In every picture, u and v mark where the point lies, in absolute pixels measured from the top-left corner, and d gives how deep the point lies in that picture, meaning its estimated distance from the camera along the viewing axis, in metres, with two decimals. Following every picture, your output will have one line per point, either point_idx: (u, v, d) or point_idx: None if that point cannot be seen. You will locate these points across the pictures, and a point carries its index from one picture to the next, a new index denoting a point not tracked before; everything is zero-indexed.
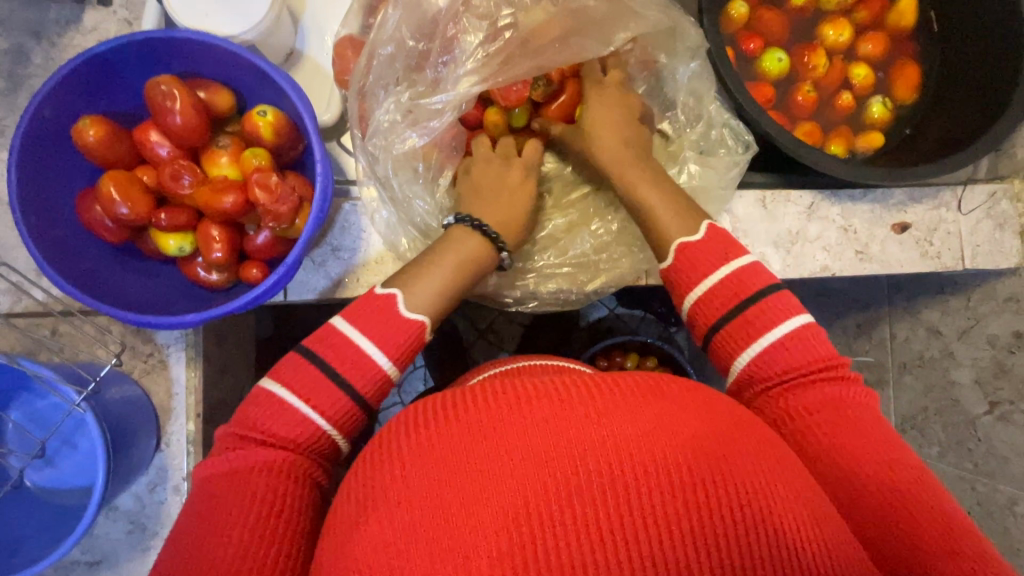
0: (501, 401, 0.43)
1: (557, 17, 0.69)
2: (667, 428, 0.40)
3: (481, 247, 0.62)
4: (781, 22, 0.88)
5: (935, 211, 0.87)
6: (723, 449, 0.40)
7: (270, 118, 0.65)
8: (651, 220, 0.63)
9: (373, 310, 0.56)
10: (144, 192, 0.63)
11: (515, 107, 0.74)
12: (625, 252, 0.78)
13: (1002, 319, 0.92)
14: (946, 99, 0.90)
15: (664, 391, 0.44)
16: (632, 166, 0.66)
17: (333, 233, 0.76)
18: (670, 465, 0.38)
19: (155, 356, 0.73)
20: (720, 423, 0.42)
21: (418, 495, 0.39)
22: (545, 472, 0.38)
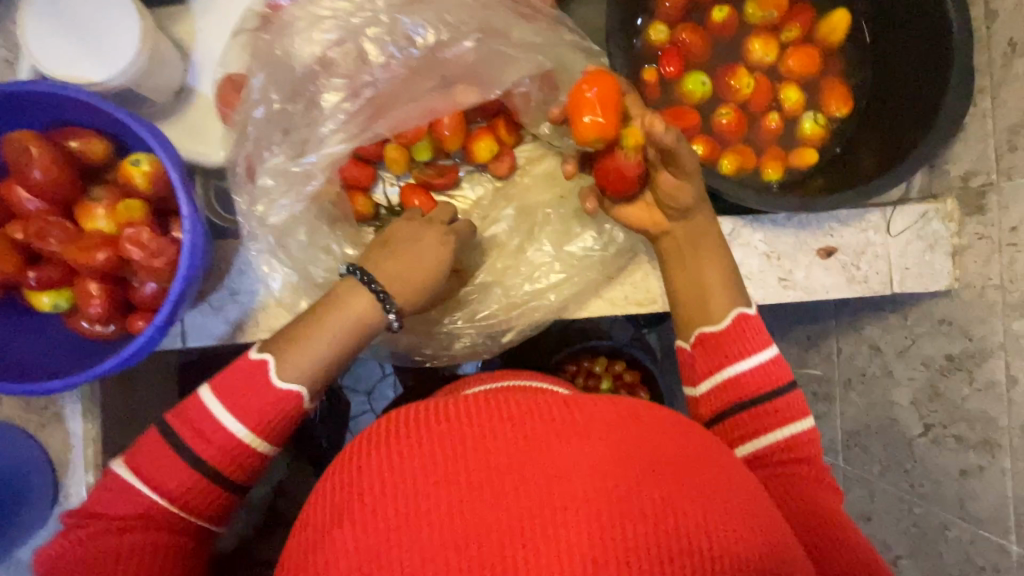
0: (485, 414, 0.42)
1: (421, 70, 0.71)
2: (612, 450, 0.40)
3: (369, 305, 0.58)
4: (702, 43, 0.86)
5: (863, 234, 0.84)
6: (666, 472, 0.40)
7: (144, 168, 0.62)
8: (698, 298, 0.65)
9: (244, 381, 0.54)
10: (9, 250, 0.61)
11: (416, 140, 0.73)
12: (536, 305, 0.76)
13: (936, 341, 0.89)
14: (878, 115, 0.86)
15: (633, 417, 0.44)
16: (704, 234, 0.67)
17: (230, 276, 0.72)
18: (618, 489, 0.38)
19: (50, 408, 0.72)
20: (662, 445, 0.43)
21: (363, 532, 0.38)
22: (535, 486, 0.38)
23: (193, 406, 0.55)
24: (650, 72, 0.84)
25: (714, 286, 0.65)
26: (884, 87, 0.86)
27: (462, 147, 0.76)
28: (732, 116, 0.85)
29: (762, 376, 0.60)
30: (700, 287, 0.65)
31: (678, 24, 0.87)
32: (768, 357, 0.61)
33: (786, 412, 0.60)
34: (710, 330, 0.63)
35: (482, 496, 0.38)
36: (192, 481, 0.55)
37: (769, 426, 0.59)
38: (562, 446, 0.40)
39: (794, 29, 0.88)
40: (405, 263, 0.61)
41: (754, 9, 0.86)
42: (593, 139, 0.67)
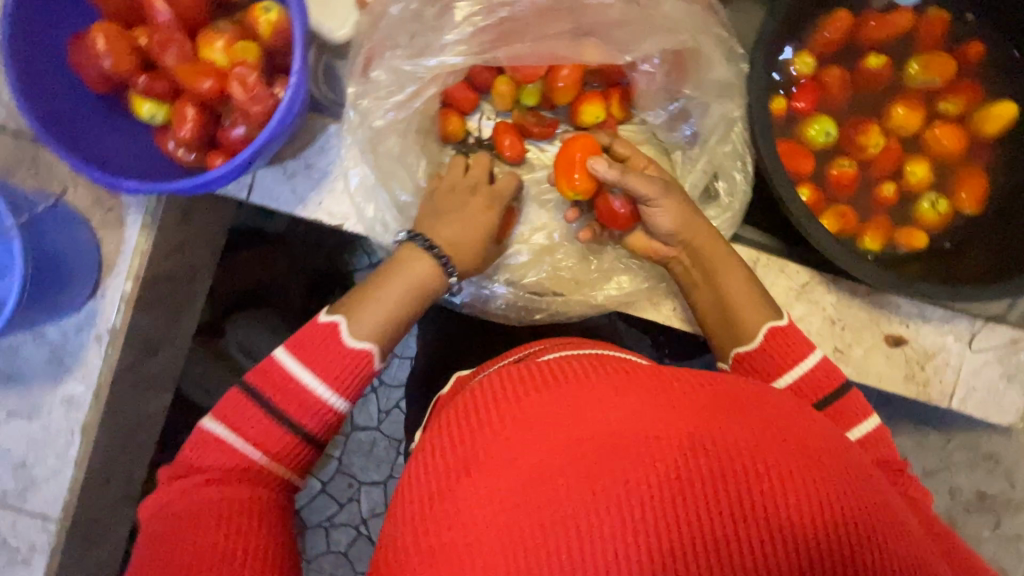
0: (561, 375, 0.42)
1: (565, 9, 0.68)
2: (751, 430, 0.38)
3: (428, 270, 0.61)
4: (842, 87, 0.80)
5: (941, 338, 0.78)
6: (807, 453, 0.37)
7: (272, 17, 0.64)
8: (721, 330, 0.64)
9: (316, 342, 0.56)
10: (131, 49, 0.64)
11: (527, 83, 0.71)
12: (583, 293, 0.75)
13: (972, 474, 0.83)
14: (1006, 220, 0.79)
15: (755, 401, 0.41)
16: (709, 259, 0.65)
17: (311, 150, 0.73)
18: (769, 473, 0.36)
19: (114, 211, 0.76)
20: (794, 424, 0.40)
21: (492, 468, 0.38)
22: (634, 446, 0.37)
23: (270, 369, 0.55)
24: (779, 101, 0.80)
25: (740, 307, 0.63)
26: (1021, 195, 0.80)
27: (570, 104, 0.75)
28: (848, 170, 0.80)
29: (812, 381, 0.58)
30: (727, 311, 0.63)
31: (827, 60, 0.81)
32: (812, 363, 0.58)
33: (844, 414, 0.57)
34: (743, 349, 0.61)
35: (620, 449, 0.37)
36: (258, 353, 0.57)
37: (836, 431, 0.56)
38: (701, 416, 0.38)
39: (954, 103, 0.80)
40: (452, 221, 0.64)
41: (915, 68, 0.80)
42: (572, 194, 0.70)
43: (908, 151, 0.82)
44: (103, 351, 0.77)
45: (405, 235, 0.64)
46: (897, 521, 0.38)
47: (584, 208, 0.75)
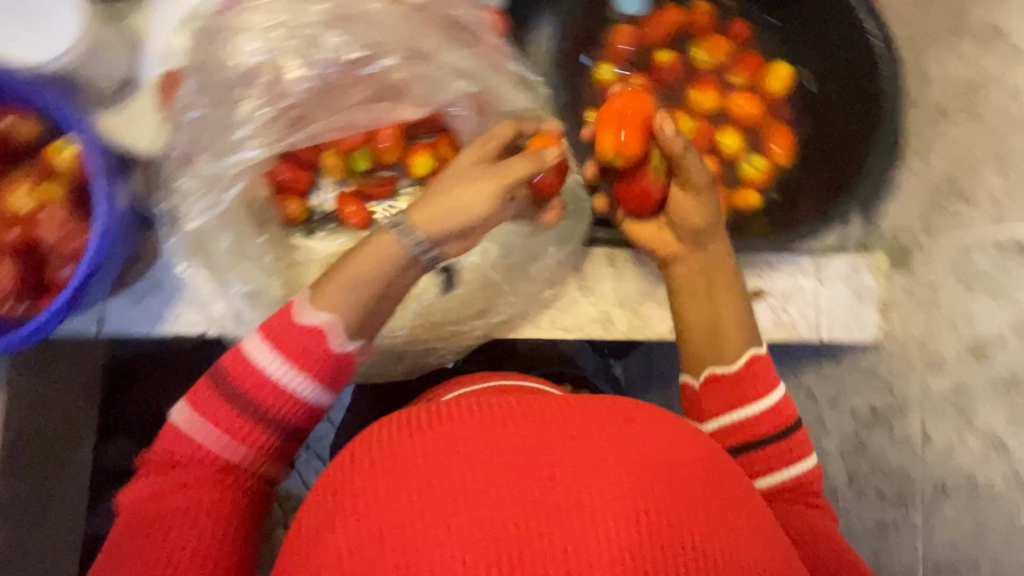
0: (402, 444, 0.42)
1: (354, 81, 0.70)
2: (606, 459, 0.39)
3: None
4: (643, 85, 0.88)
5: (793, 279, 0.85)
6: (657, 470, 0.40)
7: (70, 153, 0.63)
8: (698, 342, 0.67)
9: (281, 326, 0.55)
10: None
11: (351, 150, 0.74)
12: (455, 327, 0.78)
13: (864, 393, 0.89)
14: (815, 160, 0.88)
15: (578, 423, 0.42)
16: (699, 255, 0.70)
17: (152, 268, 0.71)
18: (591, 503, 0.37)
19: None
20: (654, 443, 0.42)
21: (355, 567, 0.37)
22: (461, 516, 0.37)
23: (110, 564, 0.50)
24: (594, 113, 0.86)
25: (726, 314, 0.68)
26: (823, 136, 0.89)
27: (401, 159, 0.77)
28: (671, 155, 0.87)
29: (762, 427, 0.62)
30: (715, 324, 0.67)
31: (625, 68, 0.90)
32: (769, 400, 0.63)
33: (789, 454, 0.62)
34: (724, 370, 0.65)
35: (487, 507, 0.37)
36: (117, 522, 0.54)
37: (775, 467, 0.62)
38: (566, 454, 0.39)
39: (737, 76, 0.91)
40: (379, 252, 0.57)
41: (697, 54, 0.90)
42: (613, 155, 0.67)
43: (719, 122, 0.91)
44: None
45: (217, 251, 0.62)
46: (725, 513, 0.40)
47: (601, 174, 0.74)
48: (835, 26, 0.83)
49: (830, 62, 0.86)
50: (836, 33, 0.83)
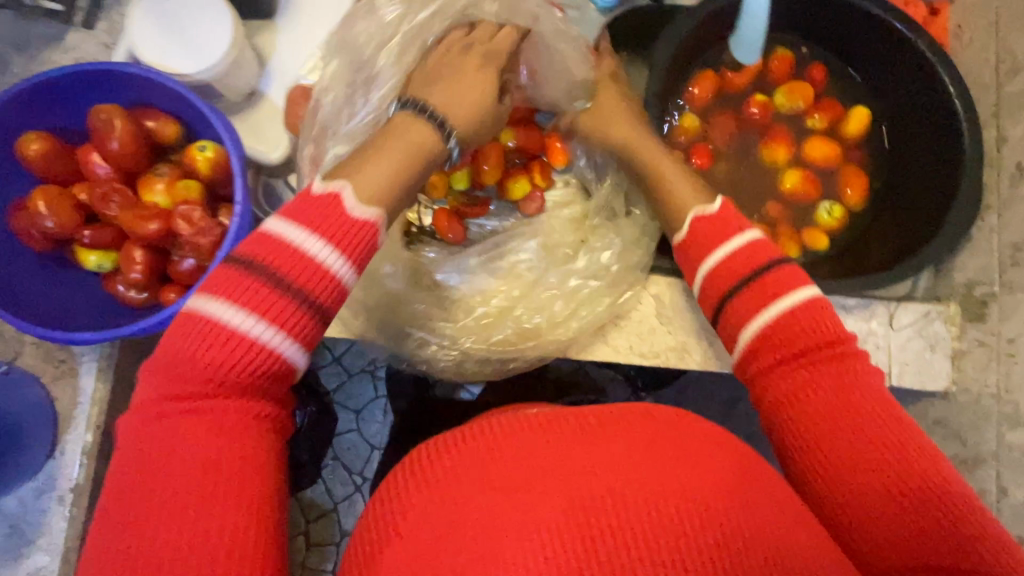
0: (463, 451, 0.48)
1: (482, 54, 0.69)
2: (740, 475, 0.46)
3: (422, 138, 0.58)
4: (726, 130, 0.93)
5: (867, 324, 0.87)
6: (779, 503, 0.45)
7: (208, 154, 0.68)
8: (665, 192, 0.70)
9: (312, 207, 0.52)
10: (73, 207, 0.66)
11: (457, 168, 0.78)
12: (552, 337, 0.80)
13: (931, 442, 0.89)
14: (892, 209, 0.91)
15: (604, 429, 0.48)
16: (639, 150, 0.73)
17: None
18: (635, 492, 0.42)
19: (66, 362, 0.75)
20: (776, 479, 0.48)
21: (495, 510, 0.43)
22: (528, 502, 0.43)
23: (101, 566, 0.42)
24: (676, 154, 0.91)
25: (681, 190, 0.69)
26: (899, 186, 0.91)
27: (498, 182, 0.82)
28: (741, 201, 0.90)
29: (793, 334, 0.55)
30: (667, 200, 0.69)
31: (706, 112, 0.94)
32: (801, 305, 0.56)
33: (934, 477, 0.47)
34: (679, 237, 0.67)
35: (643, 487, 0.43)
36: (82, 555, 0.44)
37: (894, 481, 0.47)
38: (714, 459, 0.46)
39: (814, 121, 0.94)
40: (389, 159, 0.57)
41: (783, 98, 0.93)
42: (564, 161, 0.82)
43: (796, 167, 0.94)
44: (67, 512, 0.73)
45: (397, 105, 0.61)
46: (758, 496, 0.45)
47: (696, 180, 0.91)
48: (922, 83, 0.85)
49: (912, 118, 0.89)
50: (921, 91, 0.86)
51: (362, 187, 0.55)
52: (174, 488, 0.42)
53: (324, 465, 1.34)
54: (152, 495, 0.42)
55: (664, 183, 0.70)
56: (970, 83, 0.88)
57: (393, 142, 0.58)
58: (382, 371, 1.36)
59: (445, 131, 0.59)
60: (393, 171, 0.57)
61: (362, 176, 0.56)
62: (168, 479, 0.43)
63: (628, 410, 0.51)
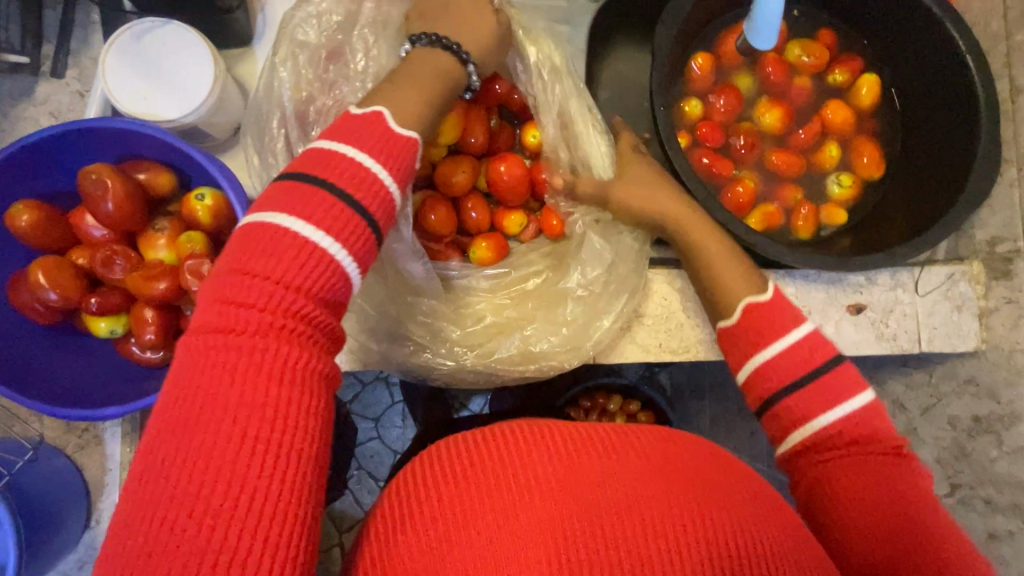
0: (458, 467, 0.46)
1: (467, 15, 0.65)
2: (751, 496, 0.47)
3: (448, 62, 0.58)
4: (733, 103, 0.89)
5: (892, 292, 0.86)
6: (750, 521, 0.44)
7: (208, 203, 0.65)
8: (717, 283, 0.67)
9: (358, 124, 0.51)
10: (75, 275, 0.63)
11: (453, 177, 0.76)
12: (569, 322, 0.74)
13: (962, 401, 0.89)
14: (910, 175, 0.89)
15: (591, 442, 0.48)
16: (694, 233, 0.70)
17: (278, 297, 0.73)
18: (613, 502, 0.43)
19: (90, 431, 0.73)
20: (750, 495, 0.47)
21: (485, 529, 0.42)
22: (519, 512, 0.43)
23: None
24: (683, 138, 0.88)
25: (725, 276, 0.68)
26: (912, 151, 0.90)
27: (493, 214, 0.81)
28: (748, 183, 0.86)
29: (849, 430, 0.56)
30: (712, 280, 0.68)
31: (708, 90, 0.91)
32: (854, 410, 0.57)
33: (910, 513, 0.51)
34: (725, 324, 0.66)
35: (614, 502, 0.43)
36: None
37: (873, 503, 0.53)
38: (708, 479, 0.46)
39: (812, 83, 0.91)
40: (423, 79, 0.56)
41: (795, 56, 0.91)
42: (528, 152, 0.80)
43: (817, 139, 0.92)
44: None
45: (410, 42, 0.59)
46: (734, 497, 0.46)
47: (694, 139, 0.89)
48: (930, 37, 0.83)
49: (921, 80, 0.87)
50: (930, 47, 0.83)
51: (398, 107, 0.54)
52: (221, 430, 0.39)
53: (349, 476, 1.33)
54: (201, 434, 0.39)
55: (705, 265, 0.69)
56: (978, 34, 0.86)
57: (412, 71, 0.57)
58: (395, 378, 1.36)
59: (468, 59, 0.59)
60: (420, 93, 0.55)
61: (393, 96, 0.54)
62: (226, 414, 0.39)
63: (643, 433, 0.50)
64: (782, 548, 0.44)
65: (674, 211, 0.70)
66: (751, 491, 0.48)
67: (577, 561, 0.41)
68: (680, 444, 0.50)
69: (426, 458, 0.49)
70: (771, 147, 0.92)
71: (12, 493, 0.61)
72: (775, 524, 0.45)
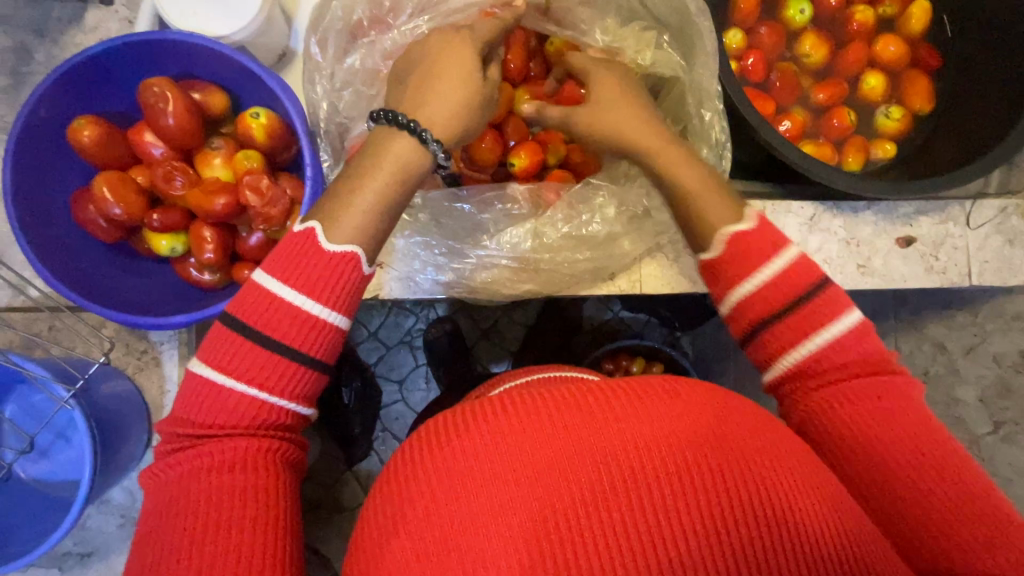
0: (496, 416, 0.43)
1: None
2: (828, 488, 0.43)
3: (409, 155, 0.54)
4: (778, 36, 0.88)
5: (943, 225, 0.84)
6: (793, 476, 0.41)
7: (263, 120, 0.65)
8: (695, 212, 0.60)
9: (294, 252, 0.51)
10: (136, 192, 0.64)
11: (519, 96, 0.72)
12: (622, 251, 0.75)
13: (1009, 337, 0.90)
14: (960, 106, 0.87)
15: (637, 394, 0.44)
16: (659, 159, 0.62)
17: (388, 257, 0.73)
18: (658, 462, 0.40)
19: (149, 352, 0.75)
20: (797, 454, 0.44)
21: (533, 464, 0.40)
22: (556, 470, 0.40)
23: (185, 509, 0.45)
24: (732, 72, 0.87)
25: (709, 200, 0.60)
26: (965, 83, 0.88)
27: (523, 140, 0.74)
28: (794, 118, 0.86)
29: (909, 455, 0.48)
30: (696, 211, 0.60)
31: (754, 23, 0.89)
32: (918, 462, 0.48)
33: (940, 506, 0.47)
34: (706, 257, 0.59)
35: (658, 459, 0.40)
36: (171, 545, 0.45)
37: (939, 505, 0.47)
38: (793, 456, 0.43)
39: (866, 12, 0.89)
40: (445, 106, 0.56)
41: None
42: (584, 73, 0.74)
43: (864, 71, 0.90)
44: None
45: (372, 119, 0.57)
46: (781, 462, 0.42)
47: (746, 71, 0.87)
48: None
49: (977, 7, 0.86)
50: None
51: (337, 225, 0.52)
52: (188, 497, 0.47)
53: (375, 437, 1.30)
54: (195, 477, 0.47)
55: (671, 179, 0.61)
56: None
57: (369, 169, 0.54)
58: (420, 341, 1.34)
59: (434, 146, 0.54)
60: (368, 205, 0.53)
61: (341, 214, 0.53)
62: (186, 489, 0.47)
63: (682, 385, 0.45)
64: (829, 515, 0.41)
65: (636, 126, 0.63)
66: (795, 453, 0.44)
67: (610, 525, 0.38)
68: (728, 395, 0.46)
69: (464, 404, 0.47)
70: (816, 81, 0.91)
71: (84, 400, 0.63)
72: (822, 489, 0.42)
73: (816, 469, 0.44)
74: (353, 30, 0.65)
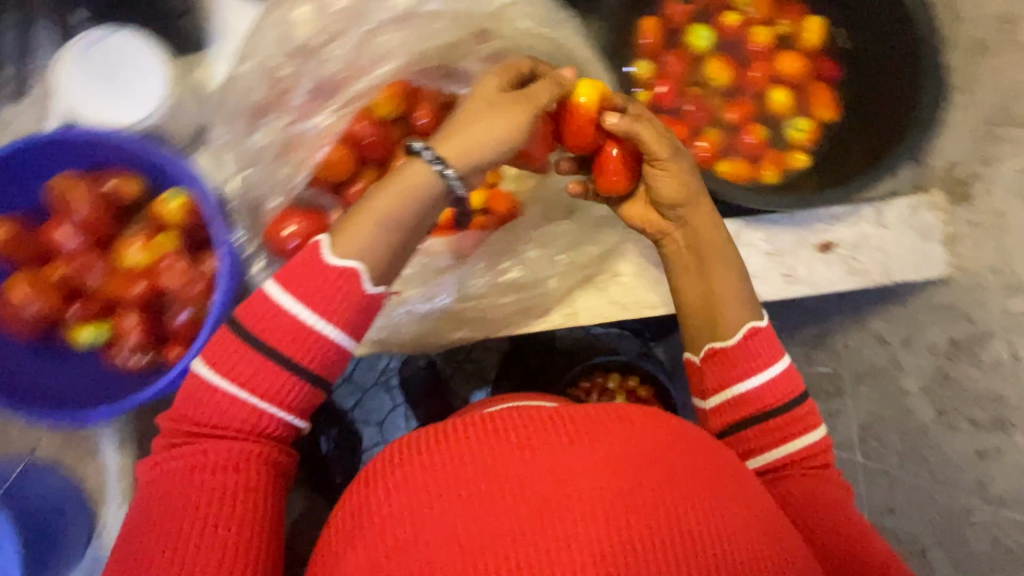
0: (408, 478, 0.44)
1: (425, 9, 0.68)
2: (737, 501, 0.44)
3: (416, 170, 0.56)
4: (684, 64, 0.92)
5: (859, 228, 0.88)
6: (700, 495, 0.42)
7: (179, 203, 0.66)
8: (715, 311, 0.65)
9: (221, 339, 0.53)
10: (54, 286, 0.65)
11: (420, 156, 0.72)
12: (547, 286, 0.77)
13: (940, 327, 0.92)
14: (863, 111, 0.92)
15: (541, 434, 0.44)
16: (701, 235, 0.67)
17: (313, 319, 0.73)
18: (565, 504, 0.40)
19: (85, 442, 0.74)
20: (704, 470, 0.45)
21: (444, 520, 0.40)
22: (468, 527, 0.40)
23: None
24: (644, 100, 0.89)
25: (726, 306, 0.65)
26: (864, 90, 0.92)
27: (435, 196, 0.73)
28: (708, 140, 0.89)
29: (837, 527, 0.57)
30: (713, 309, 0.65)
31: (660, 53, 0.92)
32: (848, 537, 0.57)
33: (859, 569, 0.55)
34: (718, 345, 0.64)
35: (565, 501, 0.40)
36: None
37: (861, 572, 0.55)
38: (711, 483, 0.44)
39: (763, 33, 0.93)
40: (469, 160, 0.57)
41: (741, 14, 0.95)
42: None
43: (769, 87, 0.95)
44: None
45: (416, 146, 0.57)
46: (687, 481, 0.43)
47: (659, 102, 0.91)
48: None
49: (864, 18, 0.90)
50: None
51: (341, 236, 0.53)
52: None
53: None
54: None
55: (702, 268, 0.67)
56: None
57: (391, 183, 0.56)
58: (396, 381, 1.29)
59: (428, 151, 0.55)
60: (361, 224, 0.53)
61: (344, 226, 0.54)
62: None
63: (586, 417, 0.46)
64: (739, 526, 0.42)
65: (682, 206, 0.66)
66: (702, 468, 0.45)
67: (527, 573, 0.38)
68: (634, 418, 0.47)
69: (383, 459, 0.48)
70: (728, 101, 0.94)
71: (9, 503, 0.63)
72: (731, 501, 0.43)
73: (724, 481, 0.45)
74: (258, 107, 0.67)
